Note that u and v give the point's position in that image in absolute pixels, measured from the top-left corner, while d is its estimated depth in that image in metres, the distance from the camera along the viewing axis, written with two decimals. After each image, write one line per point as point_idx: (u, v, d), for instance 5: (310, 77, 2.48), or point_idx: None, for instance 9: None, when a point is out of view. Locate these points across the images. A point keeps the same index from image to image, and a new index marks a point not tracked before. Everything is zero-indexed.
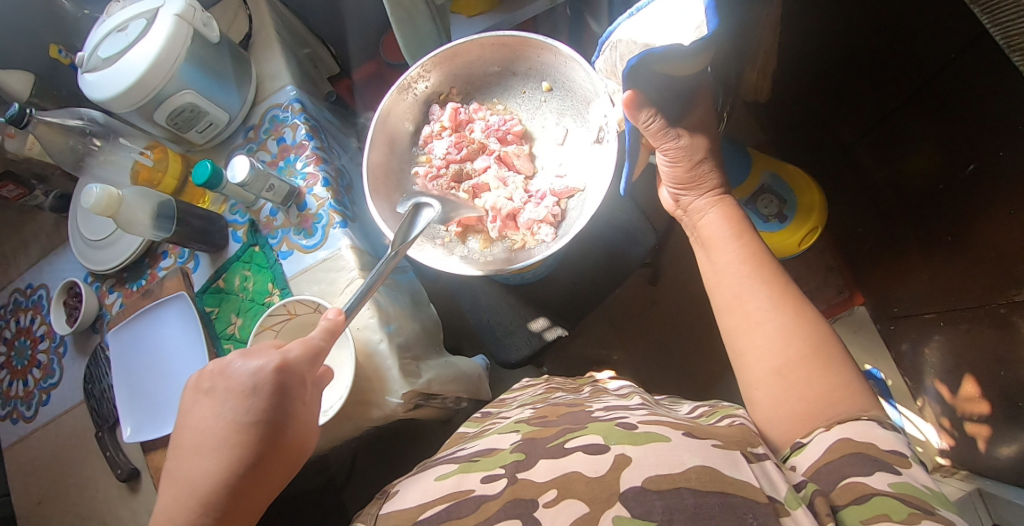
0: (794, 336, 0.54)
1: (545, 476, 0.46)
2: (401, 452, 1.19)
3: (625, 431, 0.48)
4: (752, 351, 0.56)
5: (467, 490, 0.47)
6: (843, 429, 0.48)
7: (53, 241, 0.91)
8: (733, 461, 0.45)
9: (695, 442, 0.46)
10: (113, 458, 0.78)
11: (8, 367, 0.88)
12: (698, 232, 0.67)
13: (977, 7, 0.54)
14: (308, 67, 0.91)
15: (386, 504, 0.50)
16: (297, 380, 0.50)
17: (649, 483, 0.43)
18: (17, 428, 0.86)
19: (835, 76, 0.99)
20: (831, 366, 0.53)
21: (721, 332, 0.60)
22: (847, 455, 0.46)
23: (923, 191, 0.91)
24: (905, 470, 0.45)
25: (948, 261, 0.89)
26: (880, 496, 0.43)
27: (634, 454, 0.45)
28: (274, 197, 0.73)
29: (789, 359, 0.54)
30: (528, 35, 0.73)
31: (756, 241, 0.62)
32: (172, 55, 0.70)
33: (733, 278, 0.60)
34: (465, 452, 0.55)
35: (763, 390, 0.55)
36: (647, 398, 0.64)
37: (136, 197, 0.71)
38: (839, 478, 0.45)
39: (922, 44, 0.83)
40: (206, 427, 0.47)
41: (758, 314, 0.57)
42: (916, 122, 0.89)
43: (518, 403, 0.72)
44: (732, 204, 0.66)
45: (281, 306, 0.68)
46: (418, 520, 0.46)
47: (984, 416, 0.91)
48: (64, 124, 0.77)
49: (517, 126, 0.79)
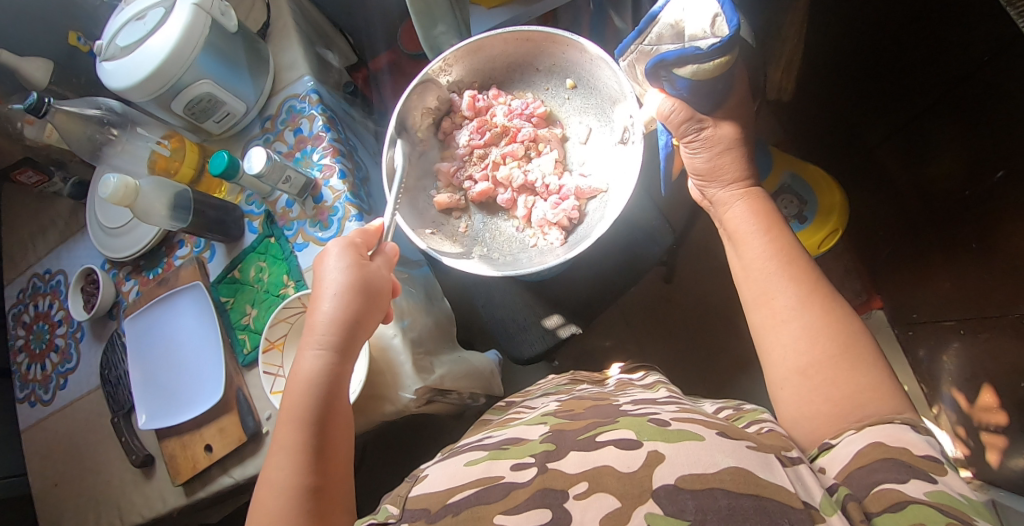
0: (821, 335, 0.53)
1: (575, 468, 0.45)
2: (412, 444, 1.20)
3: (658, 427, 0.48)
4: (778, 348, 0.55)
5: (497, 476, 0.47)
6: (872, 433, 0.47)
7: (71, 228, 0.91)
8: (767, 464, 0.43)
9: (729, 442, 0.45)
10: (128, 444, 0.79)
11: (27, 351, 0.89)
12: (723, 225, 0.65)
13: (1013, 10, 0.52)
14: (325, 56, 0.90)
15: (416, 486, 0.50)
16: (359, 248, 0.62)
17: (682, 481, 0.42)
18: (34, 411, 0.87)
19: (862, 74, 0.97)
20: (860, 366, 0.52)
21: (750, 328, 0.59)
22: (879, 461, 0.45)
23: (948, 196, 0.89)
24: (939, 478, 0.43)
25: (971, 266, 0.87)
26: (915, 505, 0.41)
27: (666, 451, 0.44)
28: (290, 188, 0.73)
29: (816, 358, 0.53)
30: (553, 30, 0.72)
31: (786, 235, 0.60)
32: (190, 44, 0.69)
33: (759, 273, 0.58)
34: (493, 440, 0.55)
35: (788, 390, 0.54)
36: (673, 390, 0.65)
37: (153, 188, 0.71)
38: (871, 484, 0.44)
39: (953, 47, 0.80)
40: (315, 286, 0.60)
41: (783, 312, 0.55)
42: (947, 125, 0.86)
43: (542, 393, 0.74)
44: (759, 194, 0.63)
45: (295, 299, 0.69)
46: (446, 503, 0.45)
47: (1001, 427, 0.90)
48: (82, 113, 0.77)
49: (540, 108, 0.78)
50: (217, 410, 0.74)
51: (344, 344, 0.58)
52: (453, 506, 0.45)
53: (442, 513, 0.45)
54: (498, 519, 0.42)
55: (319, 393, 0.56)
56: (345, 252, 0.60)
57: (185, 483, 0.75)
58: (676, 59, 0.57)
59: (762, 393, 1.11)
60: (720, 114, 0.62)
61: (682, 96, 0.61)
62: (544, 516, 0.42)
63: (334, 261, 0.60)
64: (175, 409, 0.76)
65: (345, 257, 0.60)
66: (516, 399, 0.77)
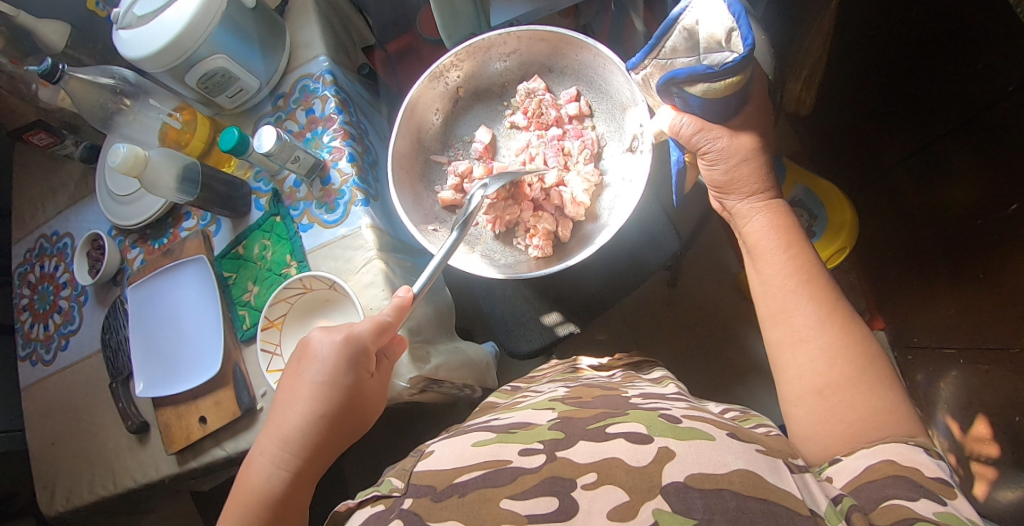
0: (840, 356, 0.52)
1: (585, 458, 0.45)
2: (403, 429, 1.22)
3: (669, 424, 0.48)
4: (794, 368, 0.54)
5: (505, 459, 0.46)
6: (884, 451, 0.47)
7: (81, 191, 0.92)
8: (775, 469, 0.43)
9: (740, 444, 0.45)
10: (125, 410, 0.80)
11: (31, 310, 0.90)
12: (743, 237, 0.63)
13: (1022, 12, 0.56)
14: (342, 36, 0.90)
15: (422, 461, 0.50)
16: (361, 360, 0.59)
17: (691, 479, 0.41)
18: (35, 370, 0.88)
19: (879, 94, 0.97)
20: (876, 389, 0.51)
21: (765, 344, 0.58)
22: (889, 477, 0.44)
23: (959, 222, 0.89)
24: (950, 501, 0.42)
25: (976, 296, 0.88)
26: (921, 522, 0.40)
27: (678, 448, 0.44)
28: (299, 168, 0.72)
29: (833, 379, 0.52)
30: (569, 33, 0.72)
31: (806, 250, 0.59)
32: (207, 19, 0.69)
33: (778, 290, 0.57)
34: (501, 422, 0.55)
35: (801, 407, 0.53)
36: (681, 386, 0.66)
37: (163, 159, 0.72)
38: (880, 499, 0.43)
39: (977, 73, 0.81)
40: (299, 384, 0.59)
41: (803, 331, 0.54)
42: (964, 152, 0.86)
43: (548, 380, 0.74)
44: (780, 207, 0.62)
45: (296, 280, 0.69)
46: (454, 482, 0.45)
47: (993, 459, 0.90)
48: (97, 81, 0.77)
49: (575, 107, 0.76)
50: (215, 383, 0.75)
51: (307, 459, 0.58)
52: (459, 486, 0.45)
53: (448, 492, 0.45)
54: (505, 503, 0.42)
55: (262, 507, 0.55)
56: (344, 364, 0.58)
57: (178, 452, 0.76)
58: (686, 77, 0.56)
59: (758, 404, 1.11)
60: (737, 122, 0.60)
61: (694, 113, 0.61)
62: (552, 503, 0.42)
63: (320, 367, 0.58)
64: (172, 380, 0.77)
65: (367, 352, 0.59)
66: (522, 384, 0.77)
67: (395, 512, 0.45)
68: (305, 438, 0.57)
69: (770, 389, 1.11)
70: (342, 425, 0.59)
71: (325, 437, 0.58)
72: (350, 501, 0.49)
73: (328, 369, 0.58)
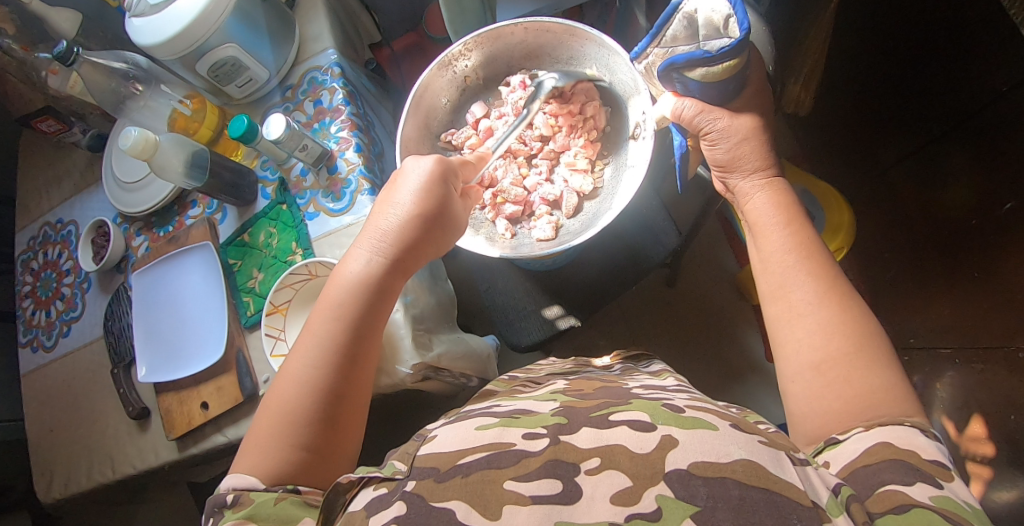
0: (837, 331, 0.53)
1: (588, 444, 0.45)
2: (402, 426, 1.22)
3: (671, 413, 0.48)
4: (793, 343, 0.55)
5: (509, 443, 0.47)
6: (881, 433, 0.47)
7: (87, 179, 0.93)
8: (777, 459, 0.44)
9: (742, 435, 0.46)
10: (125, 395, 0.80)
11: (33, 297, 0.91)
12: (744, 216, 0.64)
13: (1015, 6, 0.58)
14: (350, 32, 0.91)
15: (424, 445, 0.50)
16: (450, 181, 0.64)
17: (694, 467, 0.42)
18: (36, 356, 0.88)
19: (869, 102, 1.01)
20: (874, 366, 0.51)
21: (765, 322, 0.59)
22: (887, 460, 0.45)
23: (952, 222, 0.93)
24: (946, 484, 0.43)
25: (970, 295, 0.92)
26: (919, 508, 0.41)
27: (680, 436, 0.45)
28: (306, 156, 0.73)
29: (830, 354, 0.53)
30: (574, 24, 0.72)
31: (806, 229, 0.60)
32: (219, 8, 0.70)
33: (778, 266, 0.58)
34: (502, 409, 0.55)
35: (799, 382, 0.54)
36: (682, 380, 0.66)
37: (171, 145, 0.73)
38: (877, 485, 0.44)
39: (967, 77, 0.84)
40: (394, 196, 0.62)
41: (801, 306, 0.55)
42: (957, 154, 0.90)
43: (547, 373, 0.74)
44: (781, 186, 0.63)
45: (302, 266, 0.70)
46: (457, 463, 0.46)
47: (989, 458, 0.90)
48: (109, 66, 0.79)
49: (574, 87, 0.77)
50: (217, 368, 0.75)
51: (402, 261, 0.61)
52: (462, 467, 0.45)
53: (451, 473, 0.45)
54: (509, 484, 0.43)
55: (359, 298, 0.58)
56: (437, 179, 0.63)
57: (179, 437, 0.76)
58: (685, 62, 0.59)
59: (756, 404, 1.11)
60: (737, 104, 0.62)
61: (694, 97, 0.63)
62: (555, 486, 0.43)
63: (417, 181, 0.62)
64: (175, 364, 0.77)
65: (411, 231, 0.61)
66: (520, 376, 0.77)
67: (398, 494, 0.45)
68: (404, 243, 0.61)
69: (767, 389, 1.12)
70: (432, 238, 0.63)
71: (416, 246, 0.62)
72: (352, 477, 0.48)
73: (425, 181, 0.62)
